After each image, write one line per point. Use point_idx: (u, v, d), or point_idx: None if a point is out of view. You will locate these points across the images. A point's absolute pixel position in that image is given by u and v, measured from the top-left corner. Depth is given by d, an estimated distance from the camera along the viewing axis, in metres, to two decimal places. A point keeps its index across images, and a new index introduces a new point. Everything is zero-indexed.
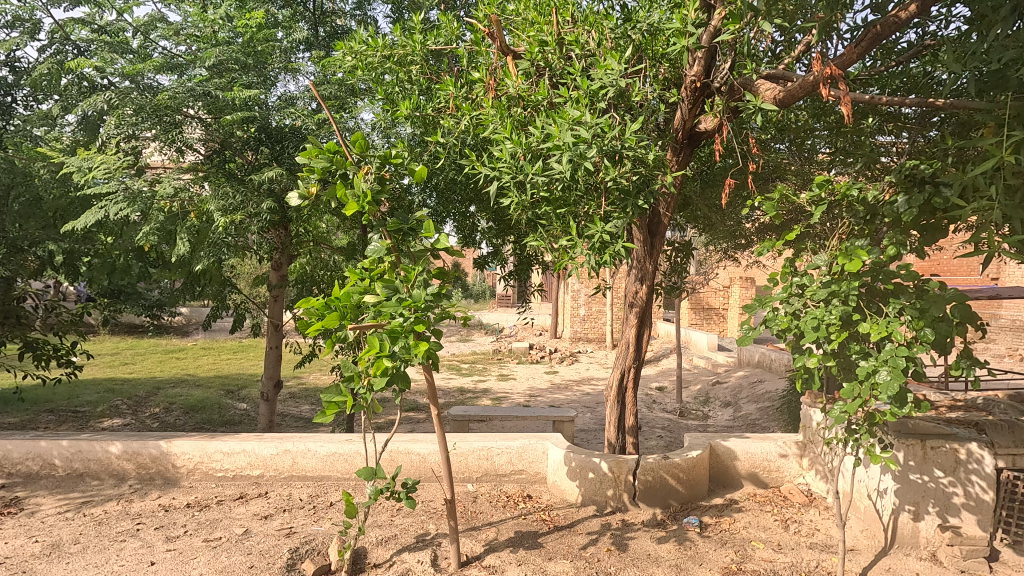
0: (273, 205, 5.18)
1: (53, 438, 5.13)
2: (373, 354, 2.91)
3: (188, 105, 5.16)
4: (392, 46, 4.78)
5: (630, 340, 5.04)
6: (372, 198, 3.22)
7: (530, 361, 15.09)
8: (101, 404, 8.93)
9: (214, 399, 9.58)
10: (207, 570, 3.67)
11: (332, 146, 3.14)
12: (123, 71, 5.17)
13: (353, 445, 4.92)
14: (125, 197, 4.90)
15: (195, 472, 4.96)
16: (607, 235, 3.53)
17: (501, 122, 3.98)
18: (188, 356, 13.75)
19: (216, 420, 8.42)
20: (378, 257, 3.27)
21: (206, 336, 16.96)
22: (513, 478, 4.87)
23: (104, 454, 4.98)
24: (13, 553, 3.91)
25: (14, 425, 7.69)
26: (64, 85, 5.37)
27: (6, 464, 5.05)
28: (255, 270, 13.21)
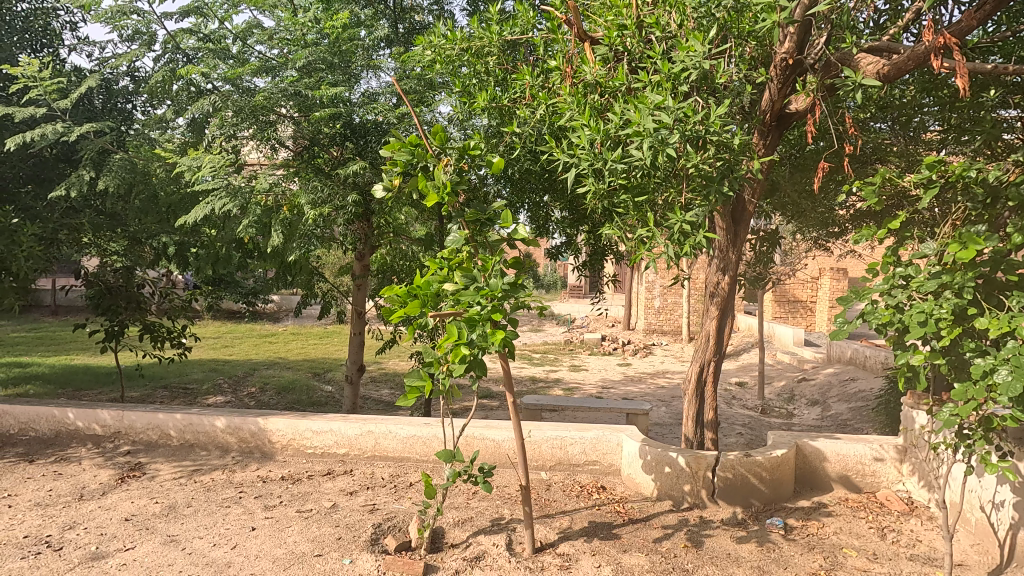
0: (357, 198, 5.43)
1: (169, 411, 5.70)
2: (452, 342, 3.01)
3: (281, 104, 5.48)
4: (469, 38, 4.84)
5: (710, 333, 4.87)
6: (451, 189, 3.30)
7: (602, 353, 14.91)
8: (206, 383, 9.80)
9: (303, 381, 10.24)
10: (301, 538, 3.96)
11: (413, 139, 3.25)
12: (225, 75, 5.55)
13: (431, 429, 5.11)
14: (228, 192, 5.34)
15: (288, 448, 5.34)
16: (687, 225, 3.41)
17: (578, 110, 3.92)
18: (280, 341, 14.77)
19: (305, 401, 9.01)
20: (457, 247, 3.34)
21: (295, 321, 18.11)
22: (586, 469, 4.86)
23: (211, 427, 5.47)
24: (139, 511, 4.40)
25: (136, 398, 8.61)
26: (175, 91, 5.84)
27: (131, 432, 5.66)
28: (339, 260, 13.91)
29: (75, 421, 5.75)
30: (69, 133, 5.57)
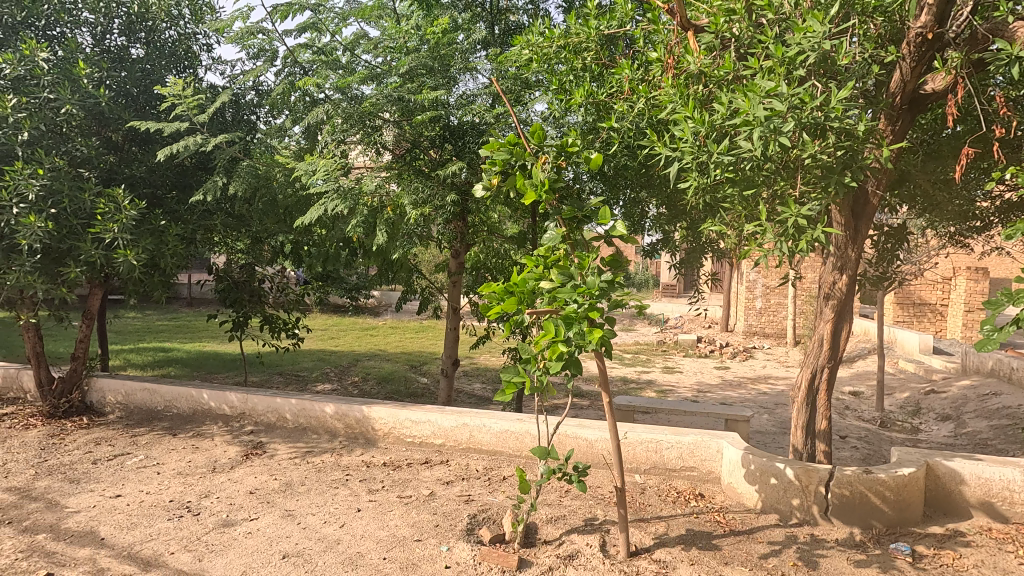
0: (456, 199, 5.61)
1: (285, 396, 6.22)
2: (549, 339, 3.00)
3: (386, 109, 5.75)
4: (567, 35, 4.83)
5: (824, 337, 4.51)
6: (549, 187, 3.30)
7: (697, 355, 14.30)
8: (315, 371, 10.61)
9: (401, 373, 10.77)
10: (402, 522, 4.16)
11: (512, 139, 3.29)
12: (336, 85, 5.93)
13: (523, 425, 5.16)
14: (338, 195, 5.71)
15: (390, 436, 5.63)
16: (803, 219, 3.14)
17: (681, 102, 3.77)
18: (380, 334, 15.62)
19: (404, 391, 9.47)
20: (553, 245, 3.33)
21: (394, 317, 19.06)
22: (683, 475, 4.69)
23: (322, 412, 5.91)
24: (261, 486, 4.85)
25: (257, 383, 9.50)
26: (293, 101, 6.34)
27: (254, 414, 6.25)
28: (434, 258, 14.43)
29: (208, 401, 6.43)
30: (206, 144, 6.20)
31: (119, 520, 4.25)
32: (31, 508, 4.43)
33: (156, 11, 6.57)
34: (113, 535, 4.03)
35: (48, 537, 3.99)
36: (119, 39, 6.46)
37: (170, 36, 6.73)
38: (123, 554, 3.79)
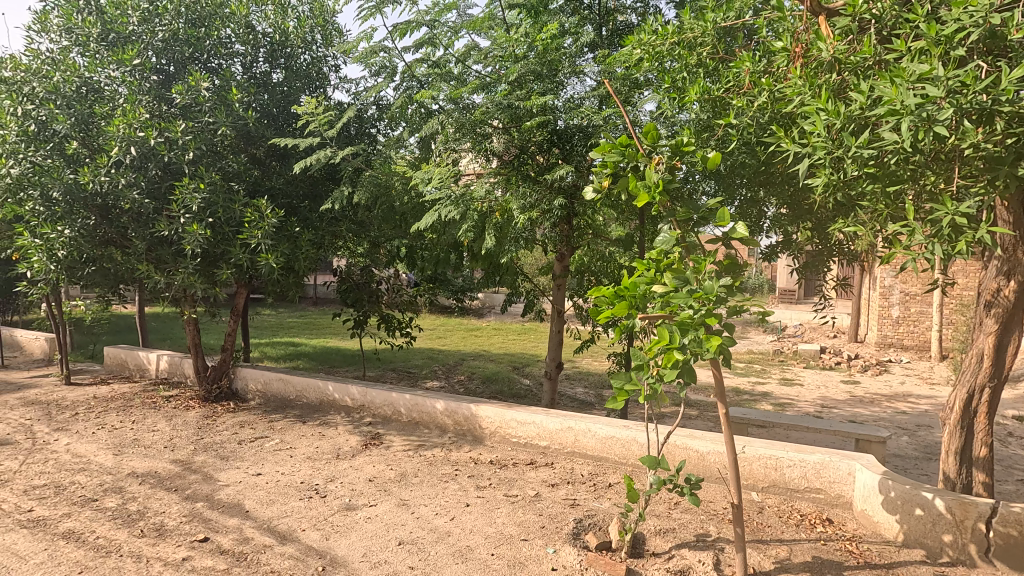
0: (563, 202, 5.63)
1: (399, 391, 6.61)
2: (663, 346, 2.91)
3: (496, 117, 5.88)
4: (681, 30, 4.66)
5: (984, 351, 3.95)
6: (663, 188, 3.17)
7: (821, 367, 13.13)
8: (425, 369, 11.16)
9: (504, 373, 10.99)
10: (508, 521, 4.24)
11: (625, 140, 3.20)
12: (449, 96, 6.18)
13: (630, 432, 5.06)
14: (451, 201, 5.95)
15: (496, 435, 5.77)
16: (962, 218, 2.76)
17: (812, 93, 3.48)
18: (484, 335, 16.07)
19: (507, 392, 9.66)
20: (667, 248, 3.17)
21: (497, 318, 19.51)
22: (807, 496, 4.33)
23: (433, 408, 6.20)
24: (379, 474, 5.18)
25: (373, 377, 10.18)
26: (410, 114, 6.70)
27: (372, 407, 6.71)
28: (537, 261, 14.58)
29: (333, 393, 7.00)
30: (334, 157, 6.72)
31: (260, 496, 4.74)
32: (192, 479, 5.09)
33: (295, 38, 7.25)
34: (255, 509, 4.51)
35: (205, 505, 4.56)
36: (263, 66, 7.18)
37: (305, 60, 7.38)
38: (264, 526, 4.23)
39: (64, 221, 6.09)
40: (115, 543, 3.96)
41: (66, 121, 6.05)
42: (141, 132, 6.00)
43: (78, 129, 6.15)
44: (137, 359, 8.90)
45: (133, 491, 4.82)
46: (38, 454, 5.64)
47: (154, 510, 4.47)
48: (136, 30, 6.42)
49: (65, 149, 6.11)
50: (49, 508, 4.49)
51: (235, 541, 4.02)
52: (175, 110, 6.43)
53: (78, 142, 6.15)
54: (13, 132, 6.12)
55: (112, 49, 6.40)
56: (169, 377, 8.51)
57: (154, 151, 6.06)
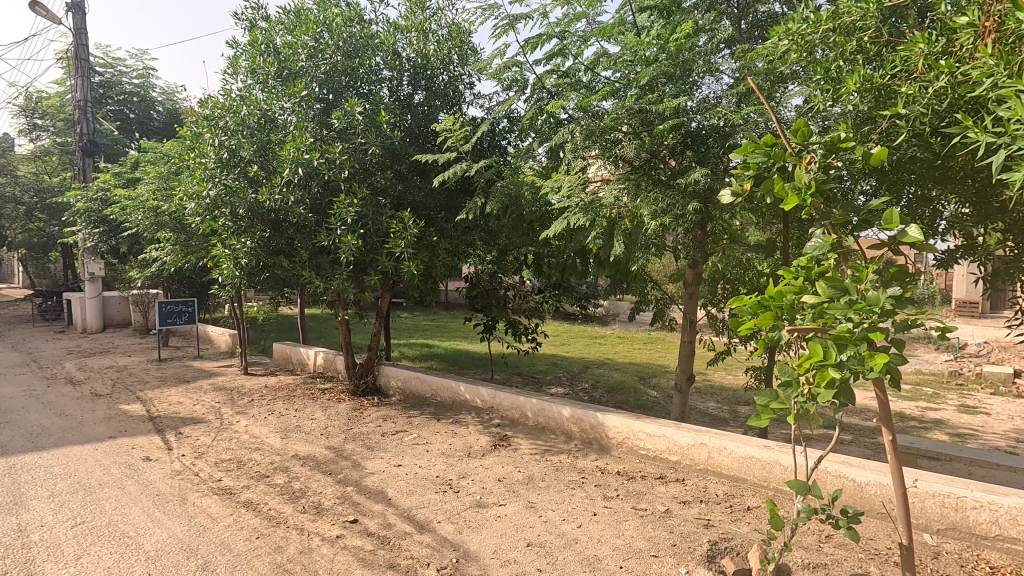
0: (698, 207, 5.37)
1: (527, 395, 6.76)
2: (816, 362, 2.61)
3: (626, 122, 5.76)
4: (837, 15, 4.25)
5: None
6: (816, 190, 2.87)
7: (1014, 394, 11.06)
8: (550, 375, 11.27)
9: (630, 383, 10.72)
10: (637, 535, 4.13)
11: (770, 139, 2.98)
12: (579, 104, 6.19)
13: (772, 453, 4.68)
14: (580, 209, 5.94)
15: (623, 445, 5.66)
16: None
17: (1008, 72, 2.97)
18: (609, 343, 15.84)
19: (633, 402, 9.42)
20: (820, 254, 2.84)
21: (622, 327, 19.14)
22: (999, 546, 3.67)
23: (559, 414, 6.25)
24: (508, 475, 5.34)
25: (500, 381, 10.50)
26: (540, 124, 6.83)
27: (500, 409, 6.94)
28: (665, 268, 14.07)
29: (464, 394, 7.35)
30: (469, 170, 7.03)
31: (401, 486, 5.12)
32: (343, 465, 5.64)
33: (435, 61, 7.73)
34: (397, 497, 4.87)
35: (354, 490, 5.03)
36: (406, 89, 7.76)
37: (443, 80, 7.86)
38: (404, 514, 4.56)
39: (246, 234, 7.08)
40: (283, 515, 4.52)
41: (251, 149, 6.99)
42: (307, 154, 6.75)
43: (258, 155, 7.07)
44: (299, 354, 10.07)
45: (296, 471, 5.46)
46: (225, 433, 6.61)
47: (313, 490, 5.03)
48: (304, 65, 7.26)
49: (248, 173, 7.05)
50: (234, 479, 5.25)
51: (379, 525, 4.37)
52: (334, 134, 7.16)
53: (258, 165, 7.08)
54: (211, 161, 7.09)
55: (285, 84, 7.31)
56: (324, 372, 9.52)
57: (317, 171, 6.81)
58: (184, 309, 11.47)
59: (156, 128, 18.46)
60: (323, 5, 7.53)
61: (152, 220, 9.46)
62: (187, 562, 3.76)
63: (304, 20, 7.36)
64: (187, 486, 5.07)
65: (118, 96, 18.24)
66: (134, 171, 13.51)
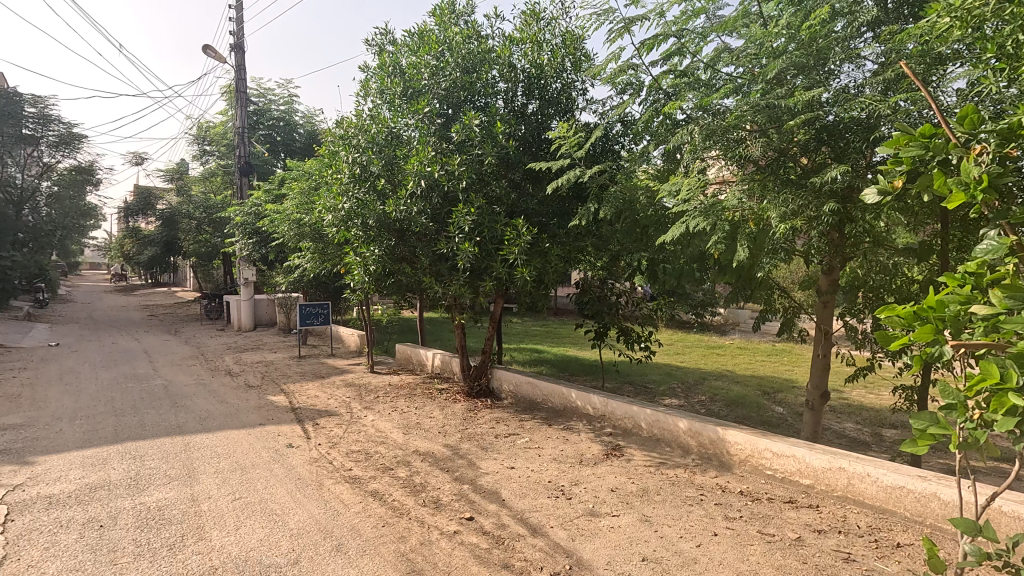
0: (835, 207, 4.88)
1: (641, 405, 6.59)
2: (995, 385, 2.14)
3: (751, 120, 5.40)
4: None
5: None
6: (987, 186, 2.42)
7: None
8: (663, 385, 10.87)
9: (752, 398, 10.01)
10: (763, 562, 3.84)
11: (929, 128, 2.55)
12: (699, 103, 5.89)
13: (928, 484, 4.11)
14: (700, 212, 5.63)
15: (746, 463, 5.31)
16: None
17: None
18: (727, 354, 14.94)
19: (756, 418, 8.79)
20: (992, 256, 2.39)
21: (743, 337, 17.96)
22: None
23: (675, 427, 6.02)
24: (621, 486, 5.22)
25: (611, 388, 10.32)
26: (656, 126, 6.62)
27: (613, 418, 6.83)
28: (793, 274, 12.98)
29: (576, 400, 7.32)
30: (583, 175, 6.95)
31: (514, 488, 5.22)
32: (459, 463, 5.87)
33: (549, 70, 7.83)
34: (510, 499, 4.97)
35: (470, 488, 5.21)
36: (521, 100, 7.95)
37: (556, 88, 7.94)
38: (518, 516, 4.63)
39: (374, 243, 7.64)
40: (406, 507, 4.80)
41: (379, 164, 7.52)
42: (429, 167, 7.12)
43: (386, 169, 7.59)
44: (418, 355, 10.68)
45: (417, 466, 5.78)
46: (354, 426, 7.18)
47: (432, 485, 5.29)
48: (427, 83, 7.70)
49: (376, 186, 7.60)
50: (363, 469, 5.68)
51: (494, 524, 4.48)
52: (453, 146, 7.49)
53: (385, 179, 7.59)
54: (346, 176, 7.67)
55: (409, 102, 7.80)
56: (441, 373, 10.00)
57: (437, 182, 7.18)
58: (320, 311, 12.63)
59: (298, 148, 20.65)
60: (444, 25, 7.94)
61: (296, 231, 10.56)
62: (323, 541, 4.13)
63: (428, 41, 7.80)
64: (323, 472, 5.57)
65: (269, 122, 20.62)
66: (281, 188, 15.20)
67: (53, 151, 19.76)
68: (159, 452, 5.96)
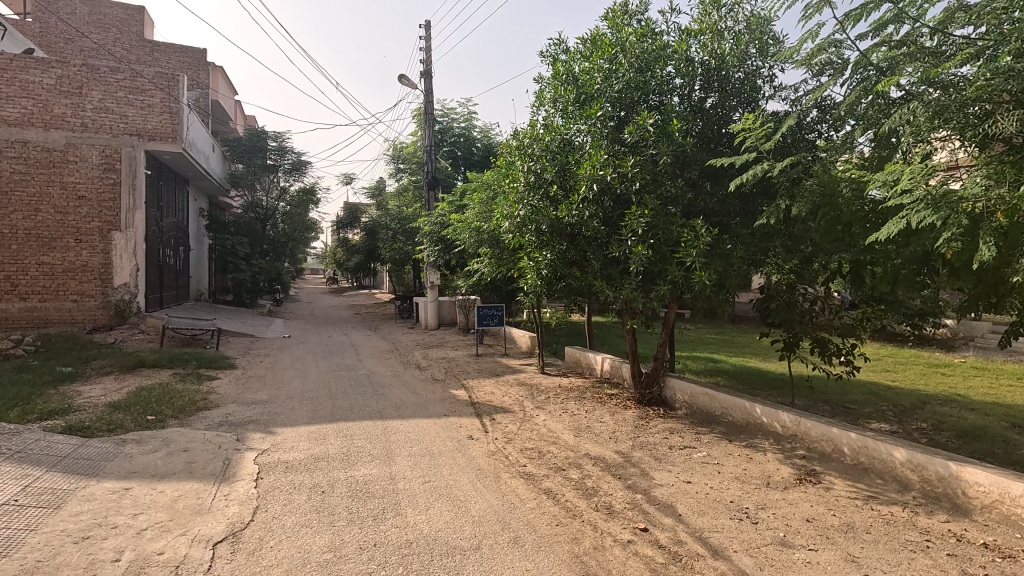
0: None
1: (843, 427, 5.80)
2: None
3: (1002, 90, 4.41)
4: None
5: None
6: None
7: None
8: (868, 406, 9.40)
9: (996, 430, 8.15)
10: None
11: None
12: (924, 76, 4.97)
13: None
14: (926, 204, 4.74)
15: (992, 511, 4.35)
16: None
17: None
18: (957, 374, 12.39)
19: (1002, 456, 7.13)
20: None
21: (979, 355, 14.76)
22: None
23: (889, 456, 5.19)
24: (818, 517, 4.63)
25: (802, 406, 9.23)
26: (864, 109, 5.76)
27: (807, 439, 6.11)
28: None
29: (761, 416, 6.70)
30: (772, 168, 6.22)
31: (691, 503, 4.94)
32: (632, 471, 5.74)
33: (731, 59, 7.28)
34: (687, 515, 4.71)
35: (643, 498, 5.06)
36: (699, 94, 7.53)
37: (739, 78, 7.35)
38: (696, 534, 4.37)
39: (547, 248, 7.85)
40: (578, 509, 4.83)
41: (553, 171, 7.76)
42: (601, 170, 7.13)
43: (559, 175, 7.79)
44: (588, 359, 10.73)
45: (588, 469, 5.79)
46: (527, 424, 7.46)
47: (604, 490, 5.25)
48: (599, 87, 7.67)
49: (550, 192, 7.81)
50: (537, 466, 5.87)
51: (670, 540, 4.29)
52: (626, 148, 7.39)
53: (558, 185, 7.80)
54: (521, 184, 8.03)
55: (582, 108, 7.86)
56: (610, 378, 9.91)
57: (610, 186, 7.12)
58: (495, 312, 13.37)
59: (477, 161, 22.23)
60: (617, 27, 7.82)
61: (475, 238, 11.37)
62: (502, 531, 4.35)
63: (601, 45, 7.78)
64: (500, 466, 5.88)
65: (451, 139, 22.47)
66: (462, 198, 16.49)
67: (288, 177, 23.86)
68: (364, 433, 6.85)
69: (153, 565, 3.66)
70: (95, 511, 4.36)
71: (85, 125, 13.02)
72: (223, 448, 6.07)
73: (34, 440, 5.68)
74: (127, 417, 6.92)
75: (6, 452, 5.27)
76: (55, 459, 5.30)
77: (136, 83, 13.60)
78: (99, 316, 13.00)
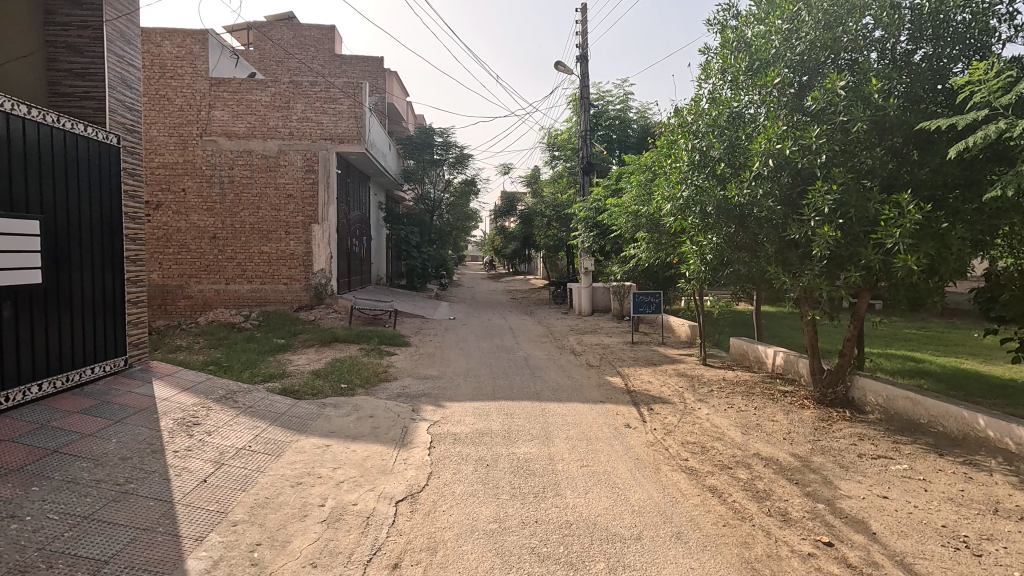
0: None
1: None
2: None
3: None
4: None
5: None
6: None
7: None
8: None
9: None
10: None
11: None
12: None
13: None
14: None
15: None
16: None
17: None
18: None
19: None
20: None
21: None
22: None
23: None
24: None
25: None
26: None
27: None
28: None
29: (986, 429, 5.58)
30: (1013, 128, 5.06)
31: (888, 522, 4.29)
32: (812, 477, 5.17)
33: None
34: (883, 534, 4.11)
35: (826, 509, 4.53)
36: (907, 46, 6.40)
37: (963, 21, 6.10)
38: (896, 558, 3.79)
39: (713, 231, 7.34)
40: (749, 511, 4.49)
41: (721, 148, 7.19)
42: (779, 144, 6.43)
43: (728, 153, 7.21)
44: (757, 351, 9.88)
45: (759, 470, 5.35)
46: (689, 416, 7.13)
47: (779, 495, 4.80)
48: (777, 51, 6.90)
49: (716, 171, 7.27)
50: (700, 462, 5.57)
51: (862, 560, 3.78)
52: (809, 117, 6.57)
53: (726, 163, 7.20)
54: (686, 163, 7.61)
55: (755, 76, 7.16)
56: (784, 373, 9.01)
57: (789, 160, 6.40)
58: (652, 299, 12.95)
59: (632, 143, 21.70)
60: None
61: (633, 223, 11.06)
62: (663, 524, 4.21)
63: (780, 5, 6.97)
64: (660, 457, 5.69)
65: (606, 122, 22.05)
66: (618, 182, 16.15)
67: (451, 171, 25.57)
68: (524, 413, 7.11)
69: (349, 513, 4.22)
70: (305, 462, 5.14)
71: (291, 134, 15.26)
72: (402, 416, 6.75)
73: (260, 399, 6.88)
74: (326, 384, 8.04)
75: (242, 407, 6.46)
76: (275, 415, 6.36)
77: (329, 94, 15.52)
78: (303, 297, 15.23)
